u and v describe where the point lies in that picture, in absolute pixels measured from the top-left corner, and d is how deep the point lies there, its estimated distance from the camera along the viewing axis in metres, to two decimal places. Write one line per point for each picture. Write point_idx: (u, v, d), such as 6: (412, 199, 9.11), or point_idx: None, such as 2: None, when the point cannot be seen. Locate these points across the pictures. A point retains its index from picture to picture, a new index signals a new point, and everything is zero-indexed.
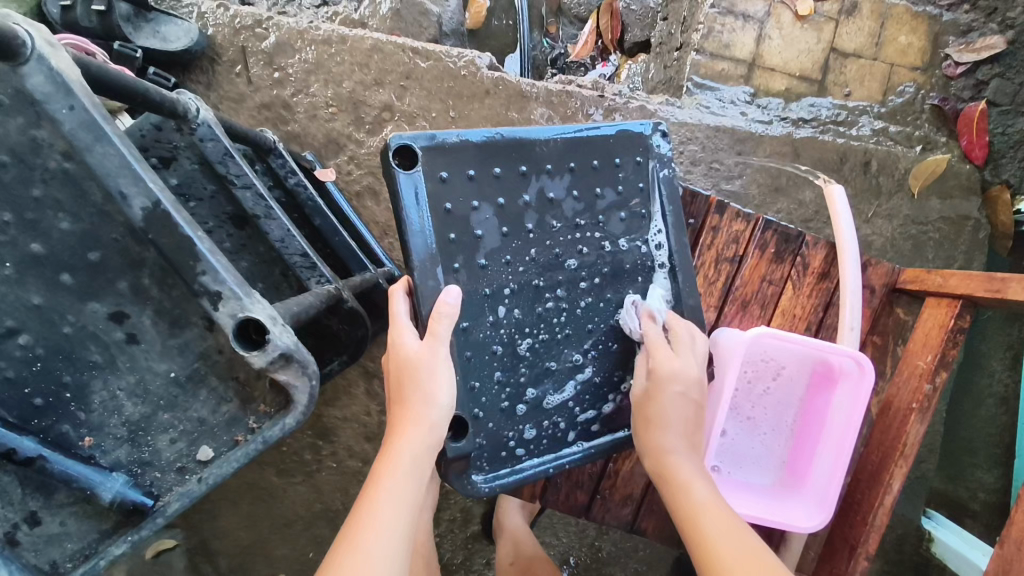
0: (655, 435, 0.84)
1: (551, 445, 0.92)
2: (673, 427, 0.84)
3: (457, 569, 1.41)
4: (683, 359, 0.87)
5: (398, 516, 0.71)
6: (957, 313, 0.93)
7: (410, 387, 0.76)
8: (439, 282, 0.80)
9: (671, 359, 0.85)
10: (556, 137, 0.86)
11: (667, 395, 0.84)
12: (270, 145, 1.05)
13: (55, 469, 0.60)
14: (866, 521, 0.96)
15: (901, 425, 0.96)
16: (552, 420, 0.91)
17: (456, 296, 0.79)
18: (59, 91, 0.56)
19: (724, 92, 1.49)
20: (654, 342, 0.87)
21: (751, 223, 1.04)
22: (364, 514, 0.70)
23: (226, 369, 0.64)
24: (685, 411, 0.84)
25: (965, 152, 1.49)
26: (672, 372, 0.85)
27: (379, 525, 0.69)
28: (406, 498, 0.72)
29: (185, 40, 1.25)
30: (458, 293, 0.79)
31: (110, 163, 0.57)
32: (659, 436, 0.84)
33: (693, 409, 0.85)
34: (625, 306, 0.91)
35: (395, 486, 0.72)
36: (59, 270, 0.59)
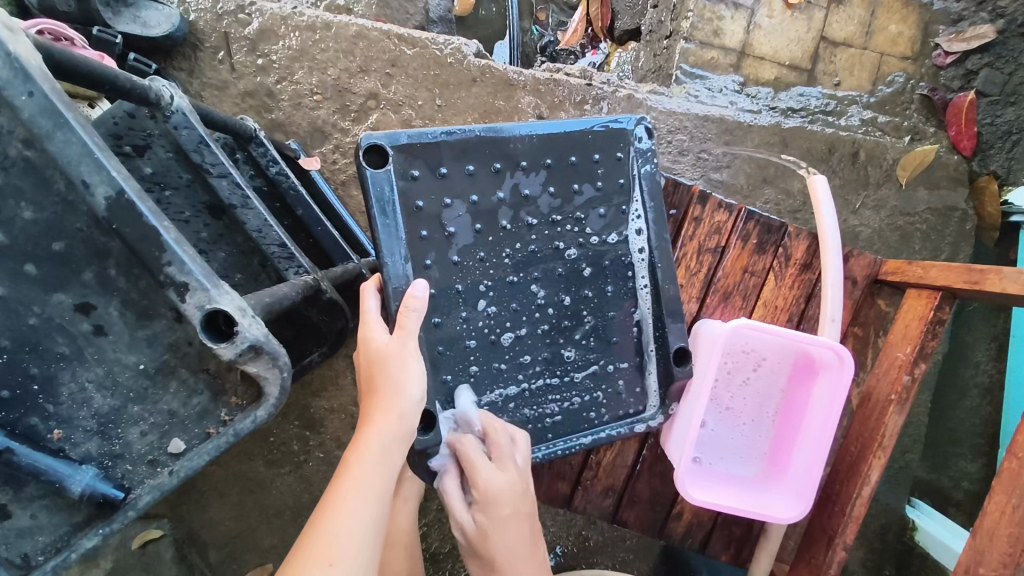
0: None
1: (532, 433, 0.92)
2: (511, 557, 0.79)
3: (445, 559, 1.41)
4: (505, 470, 0.81)
5: (365, 510, 0.70)
6: (937, 306, 0.94)
7: (381, 377, 0.76)
8: (407, 275, 0.80)
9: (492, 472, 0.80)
10: (533, 132, 0.85)
11: (495, 520, 0.79)
12: (251, 133, 1.04)
13: (21, 461, 0.60)
14: (844, 512, 0.96)
15: (880, 416, 0.96)
16: (530, 413, 0.91)
17: (424, 288, 0.78)
18: (17, 77, 0.55)
19: (713, 81, 1.48)
20: (468, 458, 0.80)
21: (733, 214, 1.04)
22: (330, 507, 0.69)
23: (196, 362, 0.63)
24: (520, 532, 0.80)
25: (953, 143, 1.49)
26: (496, 486, 0.79)
27: (345, 520, 0.68)
28: (376, 490, 0.72)
29: (165, 26, 1.23)
30: (425, 287, 0.78)
31: (73, 151, 0.56)
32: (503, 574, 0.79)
33: (525, 528, 0.81)
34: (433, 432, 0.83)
35: (363, 478, 0.71)
36: (23, 261, 0.58)
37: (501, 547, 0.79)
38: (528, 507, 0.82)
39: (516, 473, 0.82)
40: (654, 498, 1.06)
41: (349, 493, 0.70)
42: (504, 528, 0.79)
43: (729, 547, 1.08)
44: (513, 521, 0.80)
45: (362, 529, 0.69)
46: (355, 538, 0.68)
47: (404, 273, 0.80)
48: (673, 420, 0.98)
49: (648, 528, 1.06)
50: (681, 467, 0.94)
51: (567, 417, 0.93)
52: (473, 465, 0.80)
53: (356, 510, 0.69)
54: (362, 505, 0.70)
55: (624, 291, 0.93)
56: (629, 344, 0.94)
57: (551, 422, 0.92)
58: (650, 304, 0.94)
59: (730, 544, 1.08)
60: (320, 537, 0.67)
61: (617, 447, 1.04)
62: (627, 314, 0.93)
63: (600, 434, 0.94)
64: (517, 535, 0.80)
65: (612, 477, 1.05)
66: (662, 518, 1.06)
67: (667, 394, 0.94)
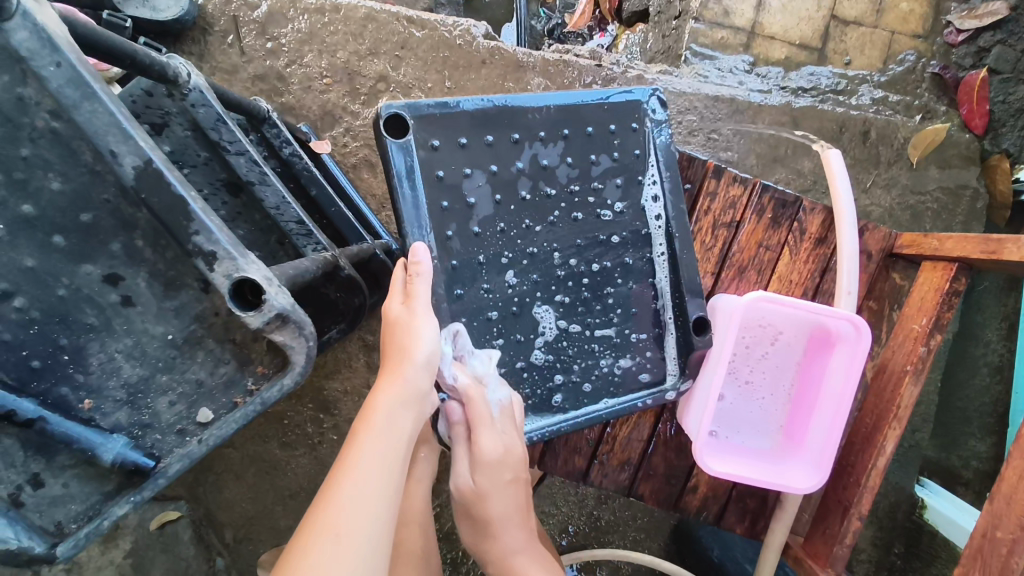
0: (495, 538, 0.87)
1: (568, 399, 0.92)
2: (507, 525, 0.87)
3: (458, 539, 1.43)
4: (507, 438, 0.85)
5: (369, 472, 0.67)
6: (952, 276, 0.93)
7: (393, 345, 0.76)
8: (430, 247, 0.81)
9: (496, 441, 0.84)
10: (548, 103, 0.85)
11: (497, 487, 0.85)
12: (264, 114, 1.05)
13: (54, 430, 0.60)
14: (859, 483, 0.97)
15: (895, 388, 0.96)
16: (561, 381, 0.92)
17: (426, 253, 0.78)
18: (45, 47, 0.54)
19: (722, 61, 1.48)
20: (476, 420, 0.83)
21: (748, 187, 1.04)
22: (341, 470, 0.67)
23: (222, 332, 0.64)
24: (516, 496, 0.87)
25: (964, 121, 1.48)
26: (499, 455, 0.84)
27: (355, 475, 0.67)
28: (386, 454, 0.69)
29: (175, 9, 1.23)
30: (425, 249, 0.78)
31: (100, 121, 0.56)
32: (499, 539, 0.87)
33: (520, 495, 0.88)
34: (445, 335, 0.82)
35: (372, 441, 0.69)
36: (52, 232, 0.59)
37: (497, 510, 0.86)
38: (522, 475, 0.89)
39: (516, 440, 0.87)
40: (670, 471, 1.07)
41: (355, 458, 0.68)
42: (498, 497, 0.86)
43: (745, 520, 1.09)
44: (502, 490, 0.86)
45: (372, 491, 0.66)
46: (361, 500, 0.65)
47: (427, 243, 0.80)
48: (688, 395, 0.99)
49: (664, 502, 1.07)
50: (699, 440, 0.94)
51: (596, 386, 0.93)
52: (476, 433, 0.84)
53: (362, 472, 0.67)
54: (371, 471, 0.67)
55: (642, 263, 0.93)
56: (648, 315, 0.94)
57: (572, 391, 0.92)
58: (668, 275, 0.94)
59: (745, 516, 1.09)
60: (329, 498, 0.65)
61: (633, 421, 1.05)
62: (645, 287, 0.94)
63: (618, 402, 0.94)
64: (508, 504, 0.87)
65: (627, 451, 1.06)
66: (678, 491, 1.07)
67: (687, 363, 0.95)
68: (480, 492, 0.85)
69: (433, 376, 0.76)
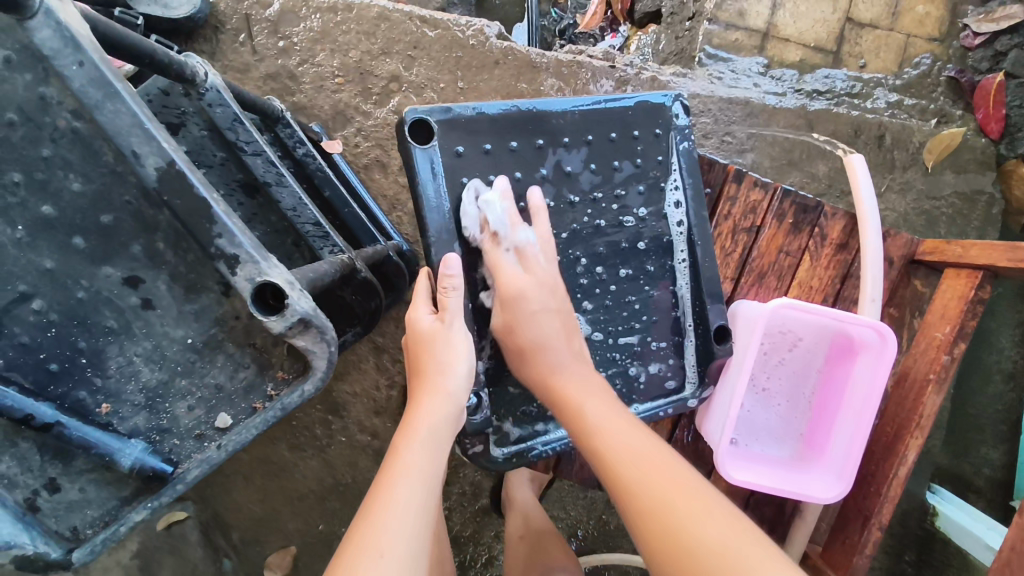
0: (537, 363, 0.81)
1: None
2: (550, 346, 0.81)
3: (467, 542, 1.42)
4: (531, 271, 0.81)
5: (416, 484, 0.68)
6: (977, 284, 0.92)
7: (428, 358, 0.77)
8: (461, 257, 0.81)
9: (519, 279, 0.80)
10: (573, 108, 0.84)
11: (528, 315, 0.80)
12: (278, 114, 1.04)
13: (72, 435, 0.60)
14: (879, 492, 0.96)
15: (917, 396, 0.95)
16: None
17: (458, 264, 0.76)
18: (67, 46, 0.53)
19: (736, 63, 1.47)
20: (494, 262, 0.81)
21: (769, 193, 1.02)
22: (385, 483, 0.68)
23: (243, 336, 0.63)
24: (552, 320, 0.82)
25: (980, 126, 1.46)
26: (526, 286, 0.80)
27: (402, 487, 0.67)
28: (429, 467, 0.71)
29: (187, 7, 1.23)
30: (457, 261, 0.76)
31: (122, 121, 0.55)
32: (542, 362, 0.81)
33: (558, 320, 0.82)
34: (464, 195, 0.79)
35: (415, 454, 0.71)
36: (71, 233, 0.58)
37: (533, 336, 0.80)
38: (559, 301, 0.83)
39: (545, 270, 0.83)
40: None
41: (402, 471, 0.69)
42: (533, 320, 0.81)
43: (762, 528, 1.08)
44: (537, 316, 0.81)
45: (418, 504, 0.67)
46: (409, 512, 0.66)
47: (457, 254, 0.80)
48: (709, 402, 0.98)
49: None
50: (720, 449, 0.93)
51: (622, 393, 0.92)
52: (499, 267, 0.81)
53: (406, 485, 0.68)
54: (416, 484, 0.68)
55: (663, 270, 0.92)
56: (668, 323, 0.93)
57: None
58: (688, 282, 0.93)
59: (763, 524, 1.08)
60: (376, 509, 0.65)
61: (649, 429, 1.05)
62: (665, 292, 0.92)
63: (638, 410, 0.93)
64: (546, 330, 0.81)
65: None
66: None
67: (707, 372, 0.94)
68: (512, 322, 0.81)
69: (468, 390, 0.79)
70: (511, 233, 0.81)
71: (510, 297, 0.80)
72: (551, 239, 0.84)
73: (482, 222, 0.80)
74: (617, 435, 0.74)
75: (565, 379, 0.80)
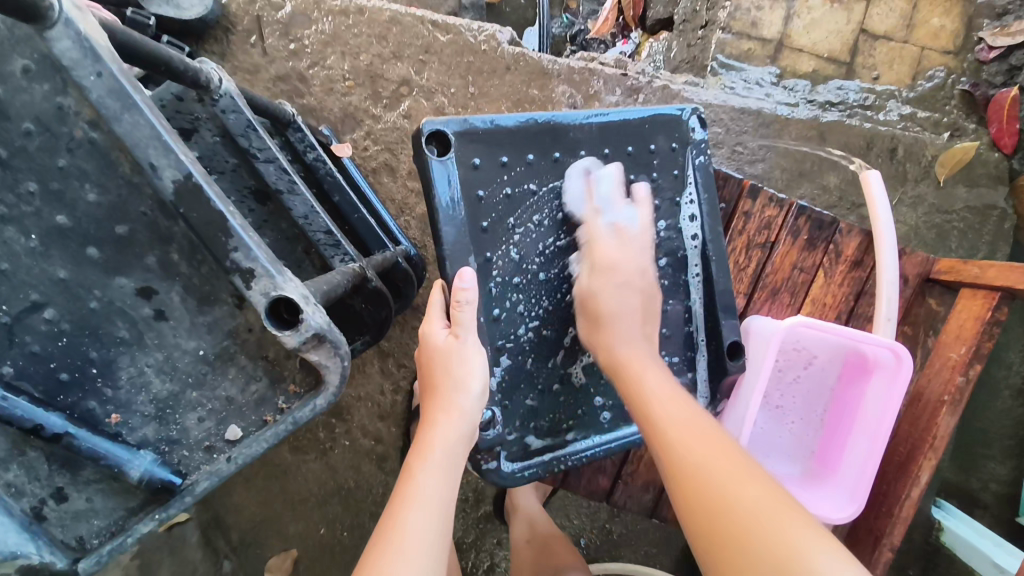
0: (604, 336, 0.83)
1: (617, 415, 0.94)
2: (625, 320, 0.84)
3: (468, 549, 1.41)
4: (634, 255, 0.86)
5: (431, 511, 0.69)
6: (994, 306, 0.91)
7: (441, 375, 0.77)
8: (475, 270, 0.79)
9: (617, 253, 0.84)
10: (591, 120, 0.84)
11: (611, 286, 0.83)
12: (289, 119, 1.03)
13: (81, 446, 0.59)
14: (891, 513, 0.95)
15: (931, 417, 0.94)
16: (601, 403, 0.93)
17: (473, 278, 0.76)
18: (87, 57, 0.53)
19: (749, 72, 1.46)
20: (593, 231, 0.85)
21: (784, 209, 1.02)
22: (399, 507, 0.69)
23: (255, 349, 0.63)
24: (636, 300, 0.85)
25: (993, 139, 1.44)
26: (620, 262, 0.84)
27: (418, 514, 0.68)
28: (442, 492, 0.71)
29: (198, 8, 1.22)
30: (471, 275, 0.76)
31: (140, 133, 0.55)
32: (608, 335, 0.83)
33: (640, 299, 0.86)
34: (574, 168, 0.84)
35: (430, 479, 0.71)
36: (85, 243, 0.57)
37: (610, 305, 0.83)
38: (652, 290, 0.87)
39: (640, 254, 0.87)
40: None
41: (417, 494, 0.70)
42: (615, 291, 0.83)
43: None
44: (623, 291, 0.84)
45: (432, 535, 0.67)
46: (425, 543, 0.66)
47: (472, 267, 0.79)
48: (721, 419, 0.97)
49: None
50: None
51: None
52: (597, 240, 0.84)
53: (422, 509, 0.68)
54: (431, 513, 0.69)
55: (676, 284, 0.92)
56: (680, 337, 0.93)
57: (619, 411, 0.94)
58: (701, 296, 0.93)
59: None
60: (391, 539, 0.65)
61: None
62: (678, 306, 0.92)
63: None
64: (631, 304, 0.84)
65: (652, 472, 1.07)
66: None
67: (719, 389, 0.93)
68: (593, 288, 0.84)
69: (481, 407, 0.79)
70: (616, 210, 0.85)
71: (600, 268, 0.84)
72: (650, 229, 0.88)
73: (587, 196, 0.85)
74: (675, 418, 0.76)
75: (634, 352, 0.83)
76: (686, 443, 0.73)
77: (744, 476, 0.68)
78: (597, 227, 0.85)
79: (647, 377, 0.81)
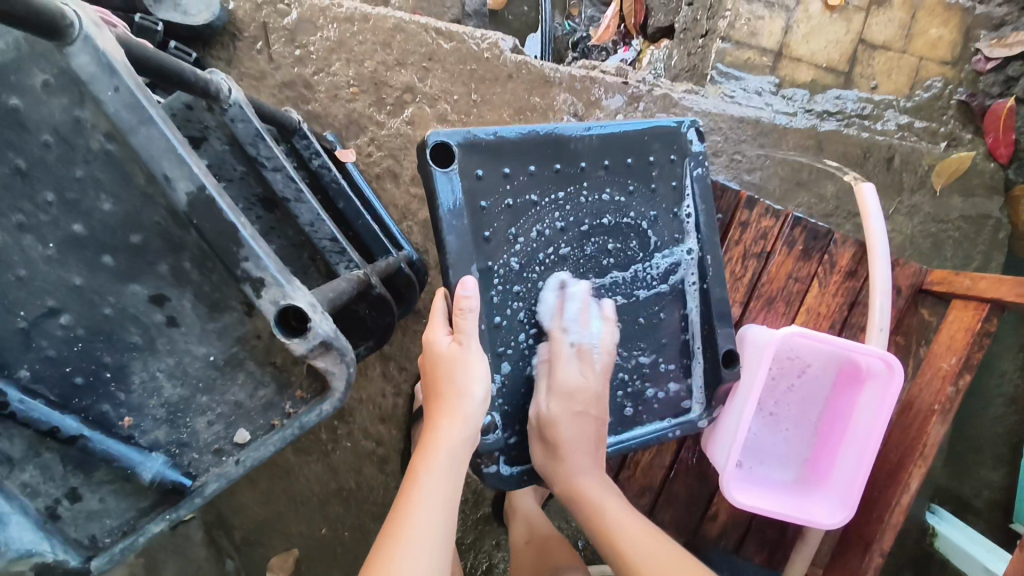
0: (563, 464, 0.87)
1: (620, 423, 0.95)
2: (578, 449, 0.87)
3: (467, 550, 1.43)
4: (588, 378, 0.87)
5: (432, 513, 0.71)
6: (984, 317, 0.93)
7: (443, 381, 0.79)
8: (477, 278, 0.81)
9: (574, 376, 0.86)
10: (591, 132, 0.86)
11: (569, 415, 0.86)
12: (295, 126, 1.04)
13: (95, 448, 0.61)
14: (882, 519, 0.97)
15: (922, 425, 0.96)
16: None
17: (475, 286, 0.78)
18: (105, 72, 0.54)
19: (748, 81, 1.48)
20: (557, 354, 0.86)
21: (780, 220, 1.04)
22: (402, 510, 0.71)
23: (263, 355, 0.65)
24: (589, 428, 0.88)
25: (989, 149, 1.47)
26: (573, 388, 0.85)
27: (419, 520, 0.70)
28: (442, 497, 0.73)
29: (206, 14, 1.25)
30: (474, 283, 0.78)
31: (155, 146, 0.57)
32: (565, 464, 0.87)
33: (593, 427, 0.89)
34: (552, 284, 0.87)
35: (432, 484, 0.74)
36: (101, 252, 0.59)
37: (568, 436, 0.85)
38: (603, 411, 0.90)
39: (597, 377, 0.89)
40: (690, 499, 1.08)
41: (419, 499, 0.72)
42: (575, 420, 0.86)
43: (762, 551, 1.09)
44: (576, 419, 0.86)
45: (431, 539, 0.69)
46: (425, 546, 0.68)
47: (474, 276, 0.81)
48: (716, 425, 0.99)
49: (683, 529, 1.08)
50: (726, 472, 0.94)
51: (637, 411, 0.95)
52: (560, 361, 0.86)
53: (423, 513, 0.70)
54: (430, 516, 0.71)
55: (673, 292, 0.94)
56: (677, 345, 0.95)
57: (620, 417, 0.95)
58: (698, 305, 0.95)
59: (764, 546, 1.09)
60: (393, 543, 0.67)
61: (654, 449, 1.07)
62: (676, 315, 0.94)
63: (648, 429, 0.95)
64: (580, 432, 0.87)
65: (648, 476, 1.08)
66: (698, 518, 1.08)
67: (714, 397, 0.95)
68: (552, 418, 0.86)
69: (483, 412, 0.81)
70: (580, 331, 0.86)
71: (557, 396, 0.85)
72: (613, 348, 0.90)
73: (557, 312, 0.87)
74: (636, 542, 0.81)
75: (585, 480, 0.88)
76: (650, 560, 0.79)
77: None
78: (560, 347, 0.86)
79: (606, 507, 0.86)
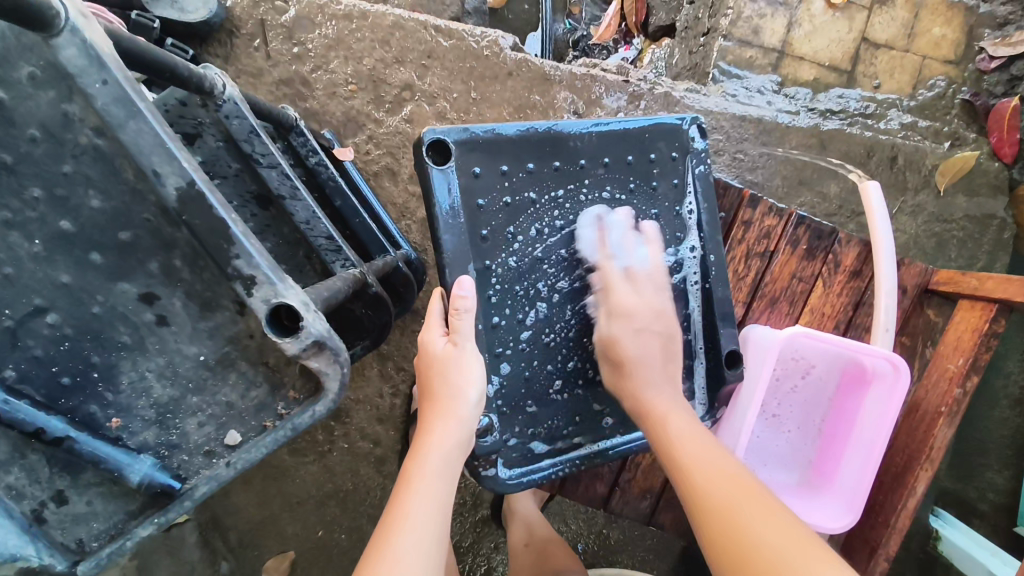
0: (631, 381, 0.84)
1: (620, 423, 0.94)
2: (651, 366, 0.85)
3: (466, 552, 1.41)
4: (643, 296, 0.87)
5: (430, 516, 0.70)
6: (992, 318, 0.92)
7: (438, 383, 0.77)
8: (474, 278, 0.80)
9: (630, 297, 0.85)
10: (591, 129, 0.85)
11: (631, 329, 0.85)
12: (292, 122, 1.03)
13: (82, 449, 0.60)
14: (887, 523, 0.95)
15: (929, 428, 0.94)
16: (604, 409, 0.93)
17: (471, 286, 0.77)
18: (92, 65, 0.53)
19: (750, 80, 1.46)
20: (608, 280, 0.86)
21: (783, 219, 1.02)
22: (397, 513, 0.69)
23: (256, 355, 0.63)
24: (655, 343, 0.86)
25: (994, 149, 1.45)
26: (631, 306, 0.85)
27: (413, 522, 0.69)
28: (437, 499, 0.72)
29: (203, 11, 1.23)
30: (470, 283, 0.77)
31: (144, 141, 0.55)
32: (634, 382, 0.84)
33: (660, 343, 0.86)
34: (587, 218, 0.86)
35: (427, 487, 0.72)
36: (89, 249, 0.58)
37: (634, 352, 0.84)
38: (667, 326, 0.88)
39: (653, 296, 0.87)
40: None
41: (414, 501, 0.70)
42: (639, 338, 0.85)
43: None
44: (643, 335, 0.85)
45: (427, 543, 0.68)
46: (421, 549, 0.67)
47: (471, 275, 0.79)
48: (719, 428, 0.97)
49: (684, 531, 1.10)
50: None
51: None
52: (612, 285, 0.86)
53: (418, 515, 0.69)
54: (426, 519, 0.70)
55: (675, 292, 0.92)
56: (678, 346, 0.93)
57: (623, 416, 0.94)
58: (700, 305, 0.93)
59: None
60: (388, 546, 0.66)
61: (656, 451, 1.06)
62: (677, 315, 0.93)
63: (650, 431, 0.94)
64: (650, 348, 0.86)
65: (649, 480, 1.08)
66: None
67: (717, 398, 0.94)
68: (613, 335, 0.85)
69: (478, 414, 0.79)
70: (628, 255, 0.87)
71: (616, 315, 0.85)
72: (662, 268, 0.89)
73: (600, 242, 0.86)
74: (700, 459, 0.76)
75: (655, 394, 0.84)
76: (706, 480, 0.74)
77: (754, 507, 0.69)
78: (609, 270, 0.86)
79: (671, 422, 0.81)
